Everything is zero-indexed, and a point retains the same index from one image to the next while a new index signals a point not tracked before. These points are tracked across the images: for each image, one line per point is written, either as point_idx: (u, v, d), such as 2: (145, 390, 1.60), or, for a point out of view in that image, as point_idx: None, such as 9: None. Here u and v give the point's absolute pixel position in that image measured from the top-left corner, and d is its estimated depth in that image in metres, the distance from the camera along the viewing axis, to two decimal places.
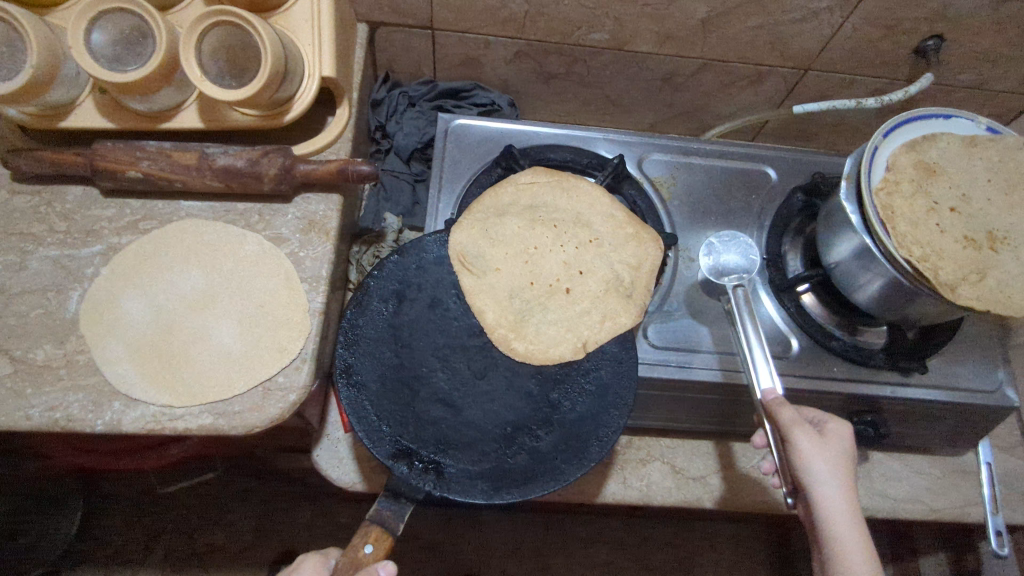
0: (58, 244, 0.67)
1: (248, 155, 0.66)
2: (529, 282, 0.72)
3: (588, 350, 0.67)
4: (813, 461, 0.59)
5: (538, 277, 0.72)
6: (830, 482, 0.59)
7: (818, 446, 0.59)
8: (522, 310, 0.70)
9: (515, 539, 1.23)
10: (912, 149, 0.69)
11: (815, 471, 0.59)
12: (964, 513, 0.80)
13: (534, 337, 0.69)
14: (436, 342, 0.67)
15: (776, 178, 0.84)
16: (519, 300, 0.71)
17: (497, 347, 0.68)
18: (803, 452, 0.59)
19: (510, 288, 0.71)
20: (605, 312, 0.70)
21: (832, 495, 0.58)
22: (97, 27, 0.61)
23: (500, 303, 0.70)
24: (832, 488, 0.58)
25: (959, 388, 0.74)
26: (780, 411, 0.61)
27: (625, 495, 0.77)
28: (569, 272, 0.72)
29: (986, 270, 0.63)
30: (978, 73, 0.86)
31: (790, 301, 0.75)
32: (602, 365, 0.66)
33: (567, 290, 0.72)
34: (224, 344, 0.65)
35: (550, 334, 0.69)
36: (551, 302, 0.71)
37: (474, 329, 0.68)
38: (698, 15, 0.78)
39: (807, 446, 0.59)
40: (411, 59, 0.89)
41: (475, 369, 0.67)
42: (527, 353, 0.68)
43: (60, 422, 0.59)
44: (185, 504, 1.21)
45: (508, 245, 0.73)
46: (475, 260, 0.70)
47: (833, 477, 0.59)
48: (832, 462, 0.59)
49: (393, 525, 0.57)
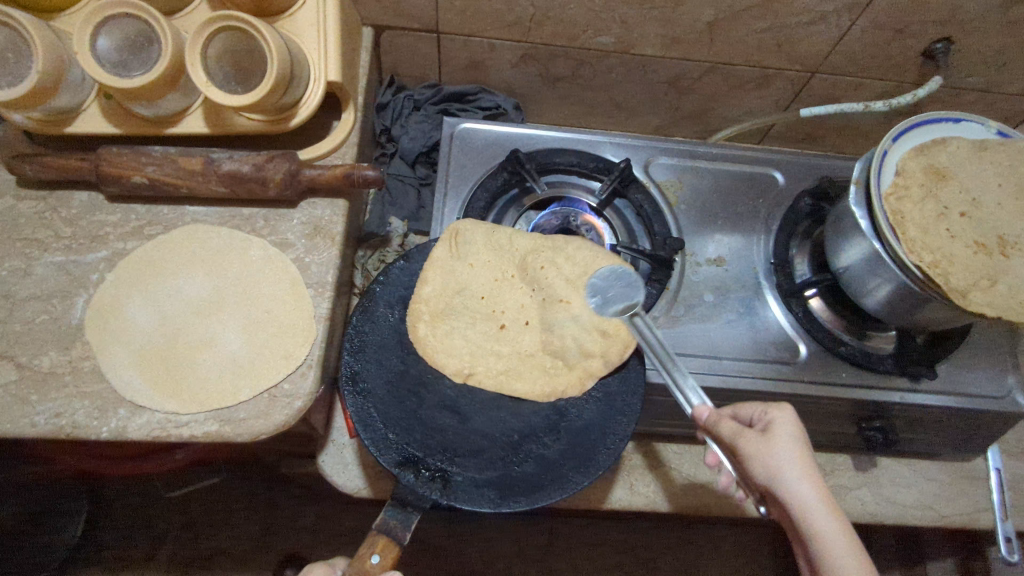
0: (64, 250, 0.67)
1: (253, 160, 0.66)
2: (479, 296, 0.71)
3: (588, 343, 0.67)
4: (773, 461, 0.54)
5: (530, 265, 0.71)
6: (792, 476, 0.53)
7: (766, 443, 0.55)
8: (514, 301, 0.71)
9: (520, 542, 1.23)
10: (922, 152, 0.68)
11: (777, 469, 0.54)
12: (973, 518, 0.79)
13: (519, 326, 0.70)
14: (444, 348, 0.66)
15: (783, 182, 0.84)
16: (506, 290, 0.71)
17: (501, 342, 0.69)
18: (755, 457, 0.55)
19: (467, 293, 0.70)
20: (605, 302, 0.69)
21: (802, 490, 0.53)
22: (103, 34, 0.60)
23: (483, 295, 0.71)
24: (798, 476, 0.53)
25: (967, 394, 0.73)
26: (719, 424, 0.57)
27: (631, 501, 0.76)
28: (561, 257, 0.71)
29: (997, 276, 0.62)
30: (988, 76, 0.85)
31: (798, 307, 0.75)
32: (601, 358, 0.66)
33: (501, 326, 0.70)
34: (227, 350, 0.64)
35: (538, 327, 0.70)
36: (540, 288, 0.71)
37: (470, 315, 0.70)
38: (705, 18, 0.78)
39: (754, 448, 0.55)
40: (417, 63, 0.89)
41: (481, 369, 0.67)
42: (516, 345, 0.69)
43: (65, 429, 0.59)
44: (188, 507, 1.21)
45: (500, 253, 0.71)
46: (467, 245, 0.71)
47: (798, 470, 0.53)
48: (790, 456, 0.54)
49: (400, 535, 0.57)
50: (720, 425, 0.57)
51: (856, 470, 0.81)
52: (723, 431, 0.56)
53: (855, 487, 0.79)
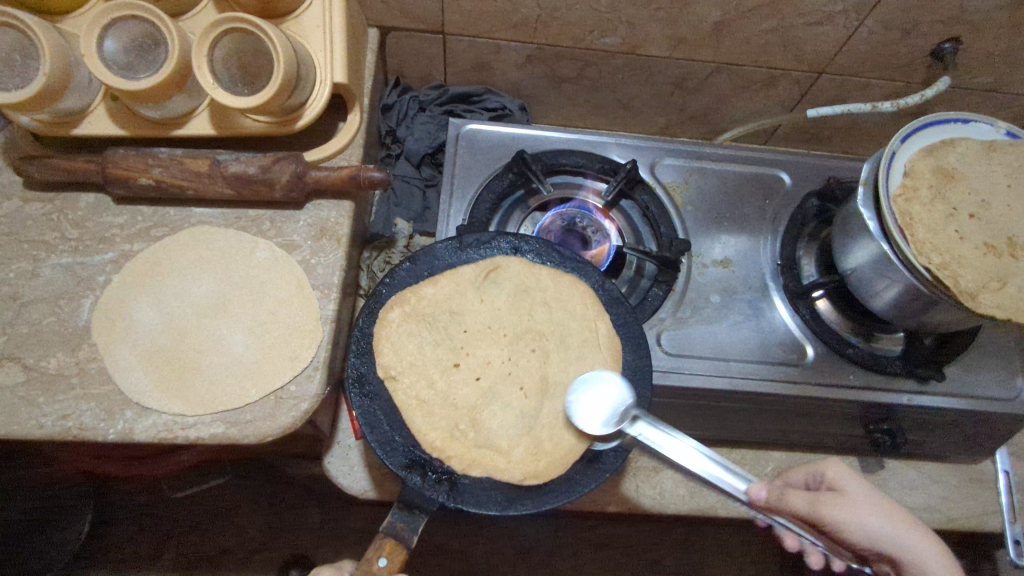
0: (71, 252, 0.67)
1: (260, 162, 0.66)
2: (462, 330, 0.69)
3: (506, 438, 0.64)
4: (857, 514, 0.58)
5: (522, 341, 0.69)
6: (880, 519, 0.58)
7: (846, 502, 0.59)
8: (485, 353, 0.68)
9: (525, 543, 1.23)
10: (930, 154, 0.68)
11: (866, 520, 0.58)
12: (982, 521, 0.79)
13: (468, 378, 0.67)
14: (427, 367, 0.66)
15: (790, 183, 0.84)
16: (487, 341, 0.69)
17: (449, 379, 0.67)
18: (846, 519, 0.58)
19: (463, 319, 0.69)
20: (553, 420, 0.65)
21: (893, 526, 0.57)
22: (110, 35, 0.60)
23: (464, 330, 0.69)
24: (883, 518, 0.58)
25: (976, 397, 0.73)
26: (796, 501, 0.58)
27: (637, 503, 0.75)
28: (554, 348, 0.69)
29: (1007, 277, 0.62)
30: (996, 76, 0.85)
31: (805, 308, 0.74)
32: (505, 462, 0.61)
33: (457, 364, 0.68)
34: (234, 353, 0.64)
35: (480, 391, 0.67)
36: (518, 361, 0.68)
37: (442, 337, 0.68)
38: (712, 19, 0.78)
39: (839, 512, 0.58)
40: (422, 64, 0.89)
41: (420, 409, 0.63)
42: (448, 391, 0.66)
43: (72, 431, 0.59)
44: (194, 506, 1.21)
45: (498, 292, 0.70)
46: (492, 284, 0.70)
47: (880, 512, 0.58)
48: (865, 500, 0.59)
49: (408, 537, 0.56)
50: (797, 503, 0.58)
51: (863, 472, 0.80)
52: (805, 508, 0.58)
53: None
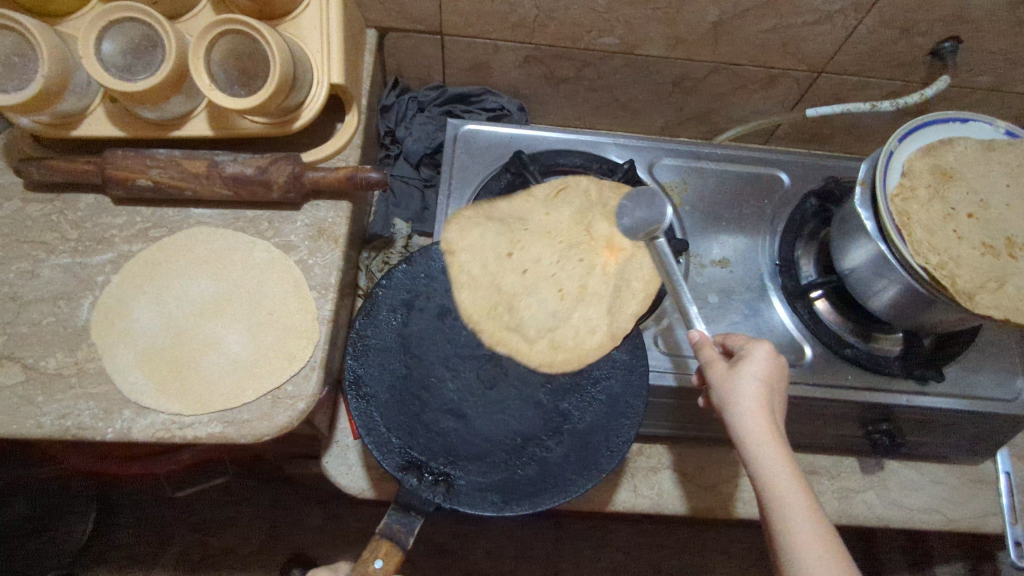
0: (70, 252, 0.68)
1: (257, 163, 0.66)
2: (522, 221, 0.77)
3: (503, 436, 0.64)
4: (729, 393, 0.55)
5: (572, 250, 0.76)
6: (740, 409, 0.54)
7: (728, 375, 0.56)
8: (535, 251, 0.76)
9: (527, 543, 1.23)
10: (929, 153, 0.68)
11: (729, 400, 0.54)
12: (982, 523, 0.78)
13: (516, 268, 0.76)
14: (487, 268, 0.73)
15: (789, 183, 0.83)
16: (544, 243, 0.77)
17: (502, 266, 0.75)
18: (715, 386, 0.56)
19: (524, 219, 0.77)
20: (581, 324, 0.72)
21: (746, 421, 0.53)
22: (109, 37, 0.61)
23: (525, 226, 0.77)
24: (748, 410, 0.53)
25: (975, 397, 0.72)
26: (699, 350, 0.59)
27: (635, 503, 0.75)
28: (599, 262, 0.76)
29: (1005, 278, 0.62)
30: (997, 75, 0.84)
31: (803, 308, 0.74)
32: (528, 349, 0.70)
33: (510, 254, 0.76)
34: (231, 352, 0.64)
35: (523, 282, 0.75)
36: (564, 267, 0.76)
37: (504, 228, 0.76)
38: (710, 18, 0.77)
39: (719, 378, 0.56)
40: (420, 64, 0.89)
41: (467, 287, 0.71)
42: (497, 274, 0.74)
43: (71, 430, 0.59)
44: (196, 505, 1.22)
45: (556, 211, 0.77)
46: (561, 202, 0.77)
47: (752, 405, 0.53)
48: (748, 390, 0.54)
49: (403, 538, 0.55)
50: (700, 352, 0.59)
51: (863, 473, 0.80)
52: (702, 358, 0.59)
53: (862, 490, 0.78)
